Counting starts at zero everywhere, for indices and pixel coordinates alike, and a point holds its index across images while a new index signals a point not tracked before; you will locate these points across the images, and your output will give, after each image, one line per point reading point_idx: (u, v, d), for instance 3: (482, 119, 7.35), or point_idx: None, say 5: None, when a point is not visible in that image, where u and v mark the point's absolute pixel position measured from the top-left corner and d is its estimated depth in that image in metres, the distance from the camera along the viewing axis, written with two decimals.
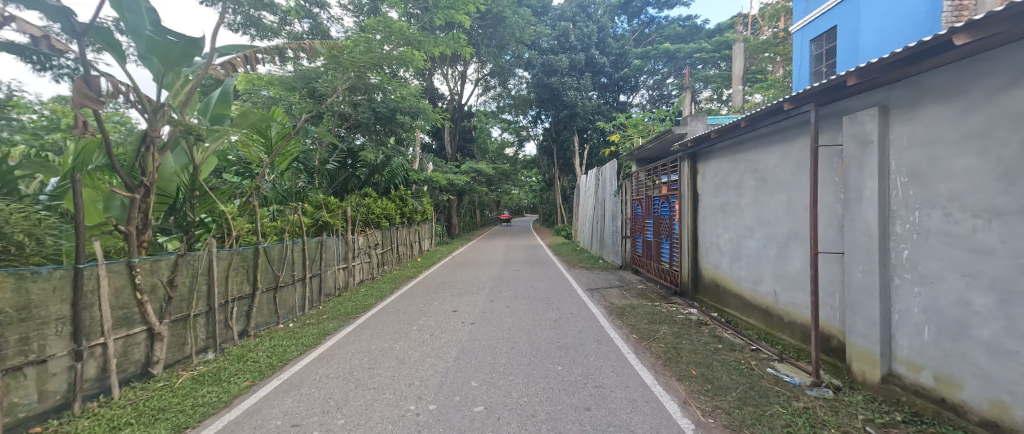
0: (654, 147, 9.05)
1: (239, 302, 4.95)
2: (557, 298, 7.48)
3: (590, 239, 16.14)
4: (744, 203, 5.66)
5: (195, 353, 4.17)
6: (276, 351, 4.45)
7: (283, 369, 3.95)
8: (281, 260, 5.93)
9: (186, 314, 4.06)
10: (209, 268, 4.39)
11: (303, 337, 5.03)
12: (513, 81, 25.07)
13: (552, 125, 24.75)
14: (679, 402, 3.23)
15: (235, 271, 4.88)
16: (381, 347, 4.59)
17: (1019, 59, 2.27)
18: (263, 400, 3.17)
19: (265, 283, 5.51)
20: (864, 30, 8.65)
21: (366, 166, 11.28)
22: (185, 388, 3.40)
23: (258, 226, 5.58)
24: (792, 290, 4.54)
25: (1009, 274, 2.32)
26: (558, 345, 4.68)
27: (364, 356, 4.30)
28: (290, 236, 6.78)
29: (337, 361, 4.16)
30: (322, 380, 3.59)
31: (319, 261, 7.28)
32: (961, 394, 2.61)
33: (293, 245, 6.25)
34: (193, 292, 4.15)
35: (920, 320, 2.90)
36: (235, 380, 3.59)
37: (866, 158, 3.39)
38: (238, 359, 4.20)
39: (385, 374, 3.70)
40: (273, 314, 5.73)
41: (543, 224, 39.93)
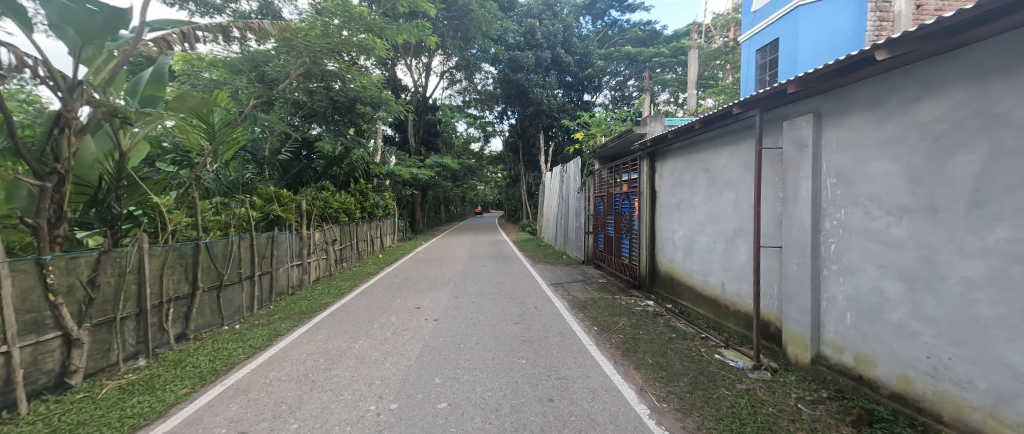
0: (616, 146, 9.35)
1: (176, 303, 4.60)
2: (521, 293, 7.59)
3: (554, 235, 16.46)
4: (696, 200, 6.01)
5: (122, 360, 3.82)
6: (220, 355, 4.18)
7: (227, 374, 3.72)
8: (227, 257, 5.58)
9: (111, 317, 3.71)
10: (140, 266, 4.03)
11: (252, 339, 4.75)
12: (479, 76, 24.80)
13: (518, 122, 24.86)
14: (636, 389, 3.40)
15: (171, 269, 4.52)
16: (338, 347, 4.44)
17: (927, 75, 2.58)
18: (204, 408, 2.98)
19: (206, 282, 5.15)
20: (801, 46, 9.41)
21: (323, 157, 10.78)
22: (111, 399, 3.12)
23: (198, 219, 5.20)
24: (737, 282, 4.90)
25: (914, 266, 2.65)
26: (522, 339, 4.76)
27: (320, 356, 4.15)
28: (236, 232, 6.34)
29: (289, 362, 3.98)
30: (273, 383, 3.43)
31: (269, 258, 6.89)
32: (875, 371, 2.95)
33: (240, 241, 5.88)
34: (119, 293, 3.80)
35: (844, 307, 3.24)
36: (172, 388, 3.34)
37: (802, 160, 3.71)
38: (175, 364, 3.91)
39: (342, 375, 3.59)
40: (216, 315, 5.37)
41: (508, 220, 40.17)
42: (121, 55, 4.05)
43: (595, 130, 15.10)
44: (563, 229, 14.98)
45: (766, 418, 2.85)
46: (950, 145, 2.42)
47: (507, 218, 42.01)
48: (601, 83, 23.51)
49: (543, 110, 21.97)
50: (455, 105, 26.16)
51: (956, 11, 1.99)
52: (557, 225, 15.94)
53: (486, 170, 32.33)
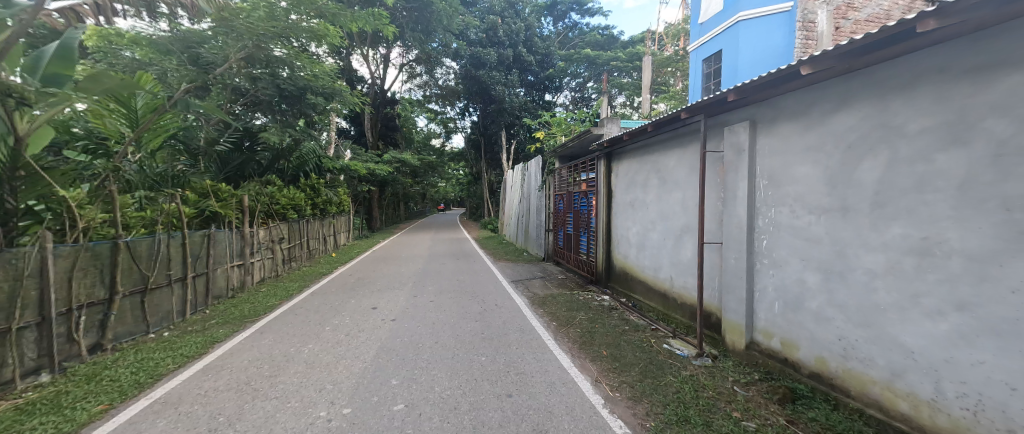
0: (575, 146, 9.61)
1: (89, 310, 4.15)
2: (482, 291, 7.62)
3: (515, 232, 16.62)
4: (648, 199, 6.35)
5: (20, 377, 3.38)
6: (145, 366, 3.83)
7: (153, 387, 3.42)
8: (152, 258, 5.11)
9: (4, 329, 3.27)
10: (42, 269, 3.60)
11: (183, 347, 4.39)
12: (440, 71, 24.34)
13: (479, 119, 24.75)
14: (591, 381, 3.55)
15: (82, 272, 4.07)
16: (285, 352, 4.22)
17: (841, 90, 2.92)
18: (125, 425, 2.72)
19: (127, 285, 4.68)
20: (742, 57, 10.18)
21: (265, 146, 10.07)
22: (6, 421, 2.76)
23: (118, 216, 4.71)
24: (684, 276, 5.25)
25: (829, 259, 3.00)
26: (482, 336, 4.80)
27: (263, 363, 3.93)
28: (164, 229, 5.81)
29: (228, 371, 3.74)
30: (208, 394, 3.21)
31: (205, 259, 6.39)
32: (798, 354, 3.31)
33: (167, 239, 5.40)
34: (14, 300, 3.36)
35: (774, 297, 3.59)
36: (83, 405, 3.01)
37: (740, 163, 4.04)
38: (87, 379, 3.52)
39: (289, 381, 3.43)
40: (141, 321, 4.89)
41: (470, 218, 39.96)
42: (14, 25, 3.65)
43: (555, 130, 15.39)
44: (524, 227, 15.17)
45: (707, 401, 3.10)
46: (859, 153, 2.76)
47: (468, 215, 41.71)
48: (562, 84, 23.97)
49: (504, 108, 22.01)
50: (415, 99, 25.51)
51: (864, 35, 2.27)
52: (519, 223, 16.10)
53: (447, 166, 31.86)
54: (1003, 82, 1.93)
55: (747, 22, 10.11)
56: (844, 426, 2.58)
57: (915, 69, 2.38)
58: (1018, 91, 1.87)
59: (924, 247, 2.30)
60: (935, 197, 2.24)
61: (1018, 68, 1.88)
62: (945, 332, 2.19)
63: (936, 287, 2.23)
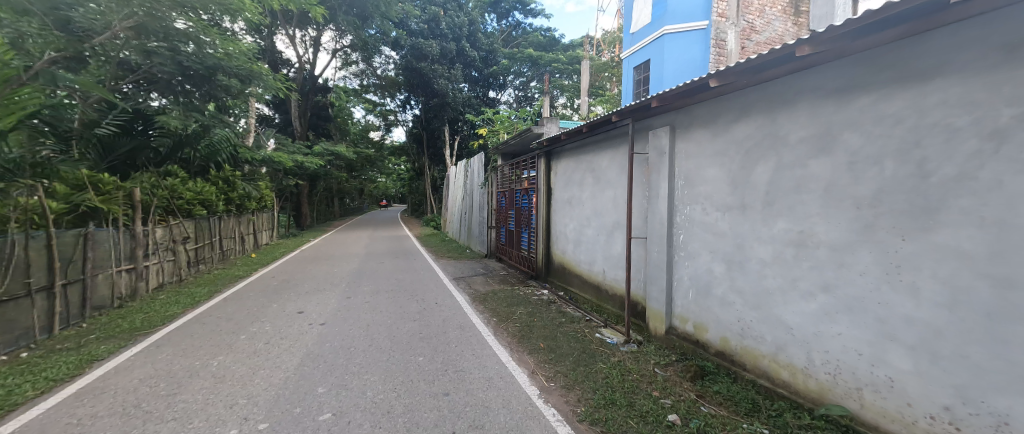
0: (516, 143, 9.74)
1: None
2: (422, 290, 7.45)
3: (458, 230, 16.44)
4: (584, 196, 6.65)
5: None
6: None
7: (3, 419, 2.83)
8: (2, 264, 4.23)
9: None
10: None
11: (50, 369, 3.69)
12: (378, 59, 23.06)
13: (421, 113, 24.00)
14: (528, 373, 3.66)
15: None
16: (187, 367, 3.75)
17: (742, 102, 3.30)
18: None
19: None
20: (667, 67, 11.09)
21: (160, 130, 8.86)
22: None
23: None
24: (615, 269, 5.60)
25: (732, 250, 3.39)
26: (420, 336, 4.70)
27: (158, 381, 3.45)
28: (20, 227, 4.84)
29: (112, 392, 3.23)
30: (82, 422, 2.74)
31: (80, 263, 5.44)
32: (707, 335, 3.71)
33: (24, 240, 4.51)
34: None
35: (688, 285, 3.98)
36: None
37: (661, 165, 4.39)
38: None
39: (192, 399, 3.06)
40: None
41: (411, 215, 38.71)
42: None
43: (497, 127, 15.44)
44: (467, 224, 15.05)
45: (631, 383, 3.35)
46: (755, 158, 3.16)
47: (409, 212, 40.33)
48: (505, 81, 23.93)
49: (447, 103, 21.53)
50: (351, 88, 23.89)
51: (759, 54, 2.58)
52: (461, 220, 15.94)
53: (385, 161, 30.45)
54: (858, 101, 2.33)
55: (672, 35, 11.00)
56: (741, 396, 2.95)
57: (796, 87, 2.76)
58: (867, 110, 2.27)
59: (801, 239, 2.70)
60: (809, 197, 2.65)
61: (867, 91, 2.28)
62: (815, 310, 2.60)
63: (809, 273, 2.64)
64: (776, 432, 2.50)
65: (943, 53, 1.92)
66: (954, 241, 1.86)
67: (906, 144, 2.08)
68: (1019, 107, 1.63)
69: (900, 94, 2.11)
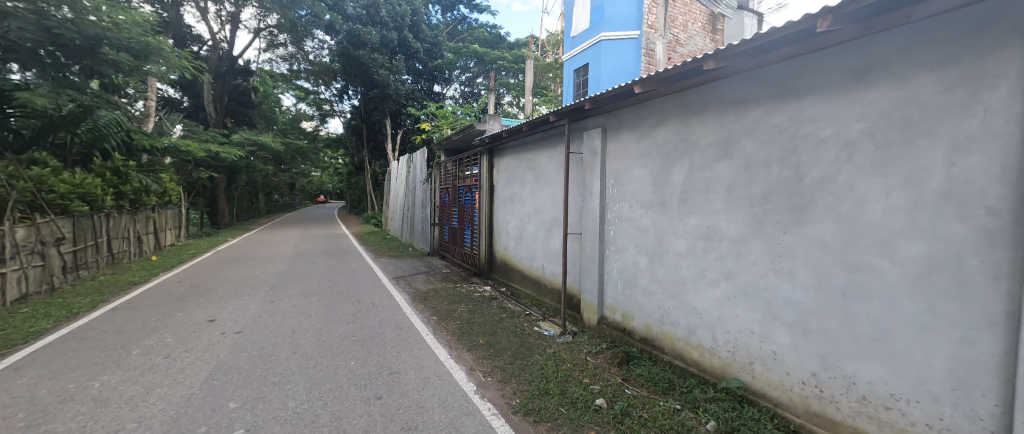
0: (460, 139, 9.61)
1: None
2: (358, 290, 7.07)
3: (399, 227, 15.84)
4: (524, 194, 6.77)
5: None
6: None
7: None
8: None
9: None
10: None
11: None
12: (310, 44, 20.67)
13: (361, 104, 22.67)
14: (466, 370, 3.67)
15: None
16: (58, 391, 3.19)
17: (663, 107, 3.58)
18: None
19: None
20: (603, 72, 11.70)
21: (22, 109, 7.31)
22: None
23: None
24: (553, 263, 5.80)
25: (653, 244, 3.70)
26: (353, 339, 4.47)
27: (17, 410, 2.89)
28: None
29: None
30: None
31: None
32: (633, 323, 4.01)
33: None
34: None
35: (617, 277, 4.26)
36: None
37: (593, 164, 4.63)
38: None
39: (65, 428, 2.61)
40: None
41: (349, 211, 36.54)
42: None
43: (441, 123, 15.06)
44: (408, 221, 14.56)
45: (564, 373, 3.50)
46: (672, 160, 3.46)
47: (346, 208, 37.95)
48: (451, 76, 23.30)
49: (388, 95, 20.57)
50: (278, 73, 21.71)
51: (674, 65, 2.82)
52: (403, 217, 15.39)
53: (320, 154, 28.26)
54: (752, 112, 2.66)
55: (608, 42, 11.62)
56: (659, 377, 3.23)
57: (706, 97, 3.07)
58: (758, 120, 2.61)
59: (708, 233, 3.03)
60: (714, 195, 2.97)
61: (758, 104, 2.61)
62: (719, 296, 2.94)
63: (715, 263, 2.97)
64: (686, 406, 2.78)
65: (814, 74, 2.27)
66: (820, 234, 2.23)
67: (786, 152, 2.43)
68: (865, 122, 2.02)
69: (782, 108, 2.46)
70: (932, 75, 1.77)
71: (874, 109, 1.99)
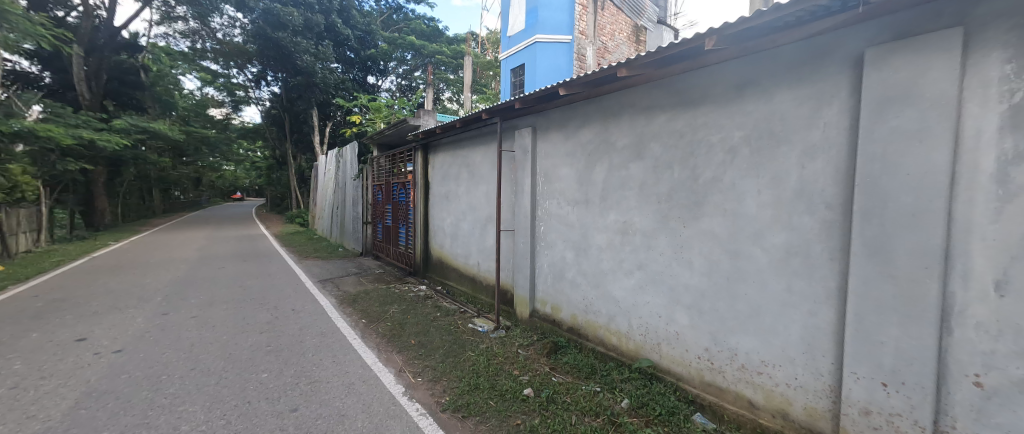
0: (393, 134, 9.19)
1: None
2: (277, 296, 6.45)
3: (328, 227, 14.76)
4: (459, 190, 6.72)
5: None
6: None
7: None
8: None
9: None
10: None
11: None
12: (217, 20, 18.02)
13: (284, 91, 20.55)
14: (395, 372, 3.56)
15: None
16: None
17: (586, 110, 3.78)
18: None
19: None
20: (539, 73, 11.98)
21: None
22: None
23: None
24: (489, 260, 5.85)
25: (578, 239, 3.91)
26: (268, 349, 4.08)
27: None
28: None
29: None
30: None
31: None
32: (561, 314, 4.21)
33: None
34: None
35: (546, 271, 4.43)
36: None
37: (523, 162, 4.74)
38: None
39: None
40: None
41: (269, 209, 33.17)
42: None
43: (375, 116, 14.22)
44: (338, 220, 13.61)
45: (495, 366, 3.57)
46: (593, 160, 3.69)
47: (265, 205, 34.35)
48: (387, 68, 21.88)
49: (315, 84, 18.81)
50: (177, 50, 18.54)
51: (594, 71, 3.00)
52: (332, 216, 14.34)
53: (234, 145, 24.97)
54: (659, 118, 2.94)
55: (543, 44, 11.90)
56: (583, 363, 3.44)
57: (621, 101, 3.31)
58: (664, 125, 2.90)
59: (624, 228, 3.29)
60: (629, 193, 3.24)
61: (663, 111, 2.90)
62: (634, 285, 3.20)
63: (629, 255, 3.24)
64: (606, 387, 3.00)
65: (707, 85, 2.58)
66: (711, 227, 2.56)
67: (685, 154, 2.74)
68: (745, 130, 2.36)
69: (682, 116, 2.76)
70: (791, 93, 2.15)
71: (751, 119, 2.34)
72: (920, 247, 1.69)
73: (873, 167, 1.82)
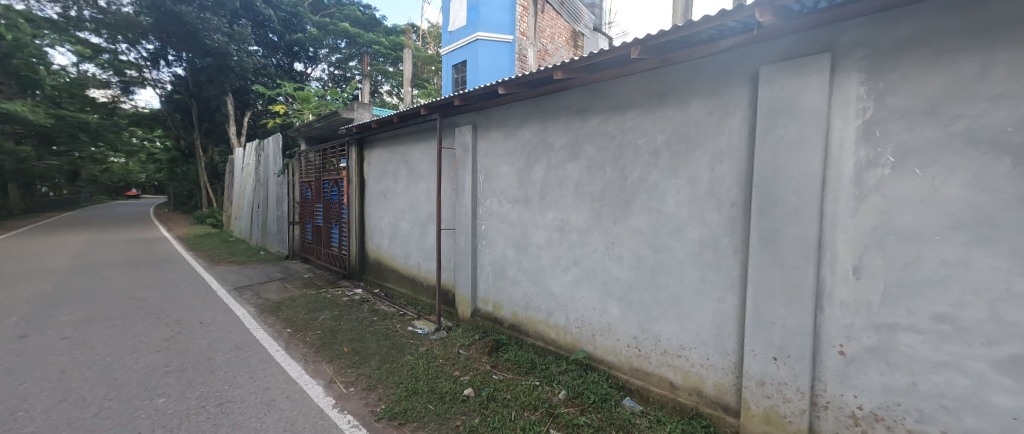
0: (324, 126, 8.54)
1: None
2: (183, 308, 5.69)
3: (247, 227, 13.33)
4: (398, 188, 6.46)
5: None
6: None
7: None
8: None
9: None
10: None
11: None
12: None
13: (189, 74, 17.96)
14: (324, 384, 3.34)
15: None
16: None
17: (525, 110, 3.84)
18: None
19: None
20: (481, 71, 11.96)
21: None
22: None
23: None
24: (429, 260, 5.72)
25: (519, 237, 3.98)
26: (167, 370, 3.59)
27: None
28: None
29: None
30: None
31: None
32: (502, 312, 4.25)
33: None
34: None
35: (487, 270, 4.44)
36: None
37: (463, 161, 4.69)
38: None
39: None
40: None
41: (173, 207, 29.11)
42: None
43: (302, 107, 13.11)
44: (259, 220, 12.36)
45: (436, 369, 3.50)
46: (532, 159, 3.77)
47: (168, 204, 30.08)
48: (316, 55, 20.36)
49: (229, 67, 16.76)
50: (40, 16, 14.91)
51: (531, 72, 3.07)
52: (252, 216, 12.98)
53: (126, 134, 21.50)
54: (592, 120, 3.09)
55: (485, 42, 11.90)
56: (523, 358, 3.52)
57: (558, 103, 3.42)
58: (596, 127, 3.06)
59: (562, 226, 3.41)
60: (565, 192, 3.36)
61: (596, 114, 3.05)
62: (570, 280, 3.34)
63: (567, 252, 3.36)
64: (545, 381, 3.09)
65: (634, 91, 2.77)
66: (638, 224, 2.76)
67: (615, 156, 2.92)
68: (666, 135, 2.58)
69: (612, 119, 2.93)
70: (702, 102, 2.39)
71: (671, 125, 2.55)
72: (801, 239, 1.98)
73: (766, 170, 2.10)
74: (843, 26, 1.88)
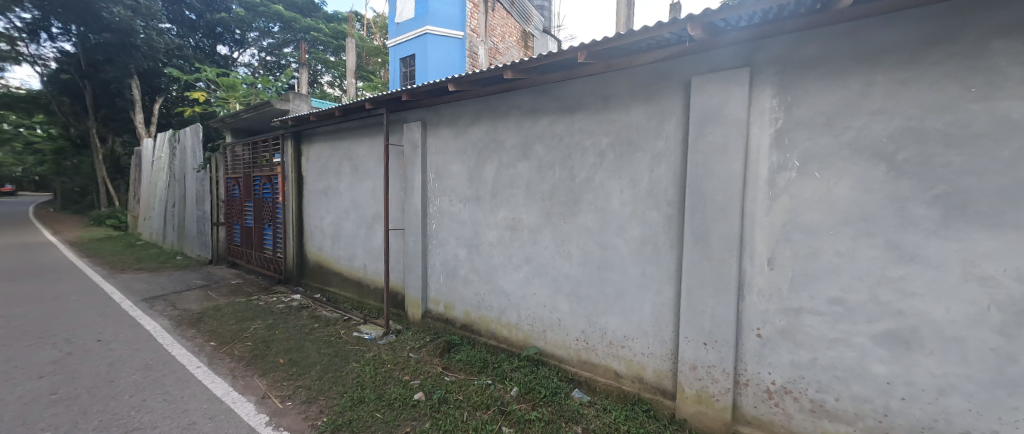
0: (255, 117, 7.84)
1: None
2: (77, 325, 4.92)
3: (161, 229, 11.87)
4: (341, 186, 6.13)
5: None
6: None
7: None
8: None
9: None
10: None
11: None
12: None
13: (76, 50, 15.32)
14: (257, 400, 3.10)
15: None
16: None
17: (475, 108, 3.83)
18: None
19: None
20: (431, 67, 11.68)
21: None
22: None
23: None
24: (376, 261, 5.50)
25: (470, 236, 3.97)
26: (54, 399, 3.11)
27: None
28: None
29: None
30: None
31: None
32: (454, 312, 4.21)
33: None
34: None
35: (439, 270, 4.38)
36: None
37: (412, 158, 4.57)
38: None
39: None
40: None
41: (65, 206, 25.09)
42: None
43: (228, 95, 11.92)
44: (176, 221, 11.05)
45: (383, 375, 3.38)
46: (483, 158, 3.78)
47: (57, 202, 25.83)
48: (243, 38, 18.71)
49: (134, 45, 14.72)
50: None
51: (481, 70, 3.07)
52: (167, 216, 11.57)
53: None
54: (541, 121, 3.17)
55: (434, 37, 11.65)
56: (476, 358, 3.52)
57: (508, 103, 3.46)
58: (546, 128, 3.13)
59: (513, 225, 3.46)
60: (516, 191, 3.41)
61: (545, 115, 3.13)
62: (522, 278, 3.40)
63: (518, 251, 3.42)
64: (497, 379, 3.12)
65: (581, 94, 2.88)
66: (585, 222, 2.88)
67: (563, 156, 3.02)
68: (610, 137, 2.71)
69: (560, 121, 3.02)
70: (642, 108, 2.55)
71: (615, 128, 2.69)
72: (726, 234, 2.20)
73: (696, 172, 2.29)
74: (759, 45, 2.11)
